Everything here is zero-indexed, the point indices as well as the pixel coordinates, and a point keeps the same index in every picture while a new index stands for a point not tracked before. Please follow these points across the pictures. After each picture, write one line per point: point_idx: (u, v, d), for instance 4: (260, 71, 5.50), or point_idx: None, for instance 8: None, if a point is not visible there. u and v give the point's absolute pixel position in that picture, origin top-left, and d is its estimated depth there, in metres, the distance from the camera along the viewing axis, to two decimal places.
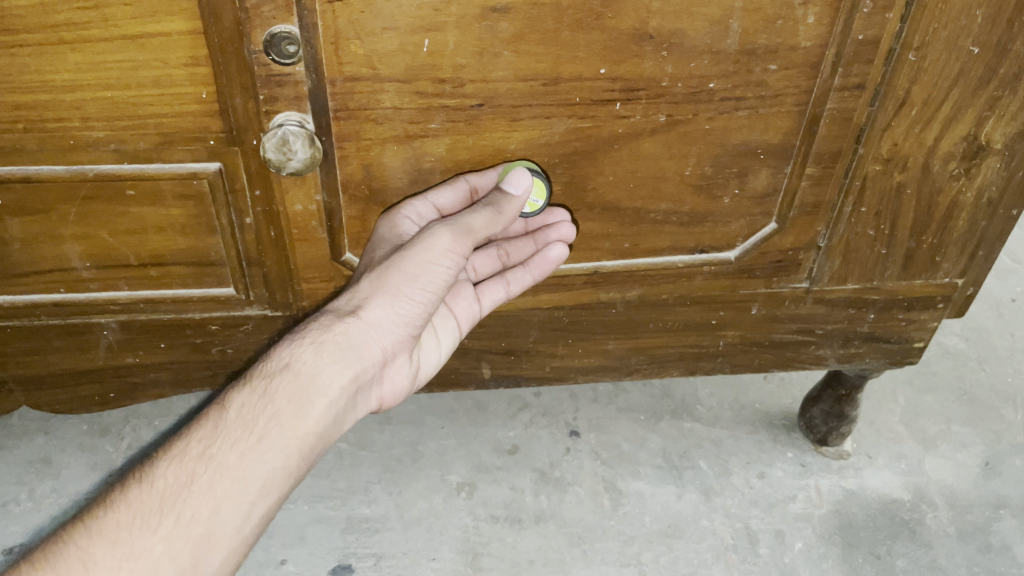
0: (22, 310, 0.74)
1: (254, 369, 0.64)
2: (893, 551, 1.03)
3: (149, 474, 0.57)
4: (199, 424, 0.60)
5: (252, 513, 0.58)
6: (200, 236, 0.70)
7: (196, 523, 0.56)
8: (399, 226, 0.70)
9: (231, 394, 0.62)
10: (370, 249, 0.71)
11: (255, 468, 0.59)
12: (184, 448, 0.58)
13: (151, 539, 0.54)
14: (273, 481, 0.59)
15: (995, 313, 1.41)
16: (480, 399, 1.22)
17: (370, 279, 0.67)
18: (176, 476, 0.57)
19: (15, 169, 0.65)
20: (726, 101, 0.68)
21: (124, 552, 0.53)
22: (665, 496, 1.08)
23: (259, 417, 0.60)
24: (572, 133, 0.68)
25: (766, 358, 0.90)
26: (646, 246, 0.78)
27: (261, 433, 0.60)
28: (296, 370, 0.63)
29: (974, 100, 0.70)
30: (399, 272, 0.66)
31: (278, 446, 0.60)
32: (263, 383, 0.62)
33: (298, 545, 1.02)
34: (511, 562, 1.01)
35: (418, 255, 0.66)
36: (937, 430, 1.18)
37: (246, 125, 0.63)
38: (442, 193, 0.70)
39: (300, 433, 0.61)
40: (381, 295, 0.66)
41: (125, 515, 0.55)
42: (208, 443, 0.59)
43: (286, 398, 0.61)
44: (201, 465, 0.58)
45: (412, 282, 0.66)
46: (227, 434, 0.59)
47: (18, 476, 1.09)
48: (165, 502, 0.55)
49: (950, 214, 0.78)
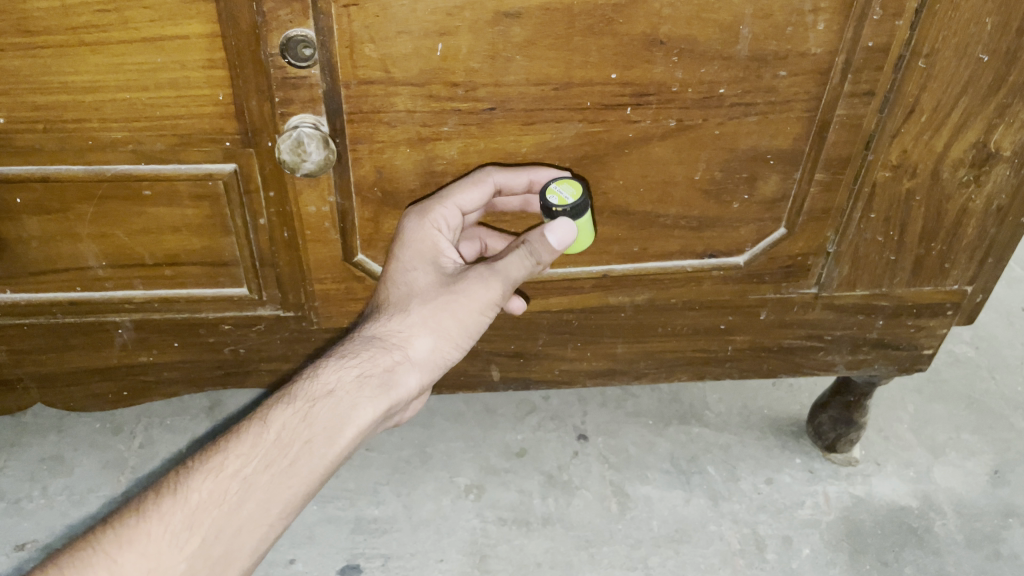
0: (38, 308, 0.75)
1: (298, 388, 0.63)
2: (902, 558, 1.03)
3: (183, 486, 0.58)
4: (237, 438, 0.61)
5: (271, 534, 0.60)
6: (215, 236, 0.71)
7: (220, 543, 0.57)
8: (433, 242, 0.68)
9: (273, 412, 0.62)
10: (403, 260, 0.68)
11: (283, 493, 0.59)
12: (220, 464, 0.59)
13: (176, 556, 0.56)
14: (296, 505, 0.60)
15: (1005, 321, 1.40)
16: (489, 402, 1.23)
17: (417, 312, 0.66)
18: (208, 493, 0.58)
19: (35, 169, 0.66)
20: (736, 106, 0.68)
21: (149, 567, 0.55)
22: (673, 501, 1.09)
23: (296, 442, 0.60)
24: (583, 136, 0.69)
25: (775, 363, 0.90)
26: (655, 250, 0.78)
27: (296, 459, 0.60)
28: (337, 399, 0.62)
29: (983, 108, 0.70)
30: (450, 315, 0.66)
31: (308, 474, 0.60)
32: (305, 406, 0.62)
33: (306, 544, 1.03)
34: (518, 564, 1.01)
35: (469, 305, 0.66)
36: (947, 438, 1.18)
37: (262, 127, 0.64)
38: (467, 193, 0.68)
39: (333, 463, 0.61)
40: (426, 333, 0.66)
41: (156, 528, 0.56)
42: (244, 463, 0.59)
43: (325, 426, 0.61)
44: (232, 485, 0.59)
45: (457, 325, 0.66)
46: (263, 455, 0.60)
47: (31, 473, 1.10)
48: (195, 518, 0.57)
49: (959, 221, 0.78)
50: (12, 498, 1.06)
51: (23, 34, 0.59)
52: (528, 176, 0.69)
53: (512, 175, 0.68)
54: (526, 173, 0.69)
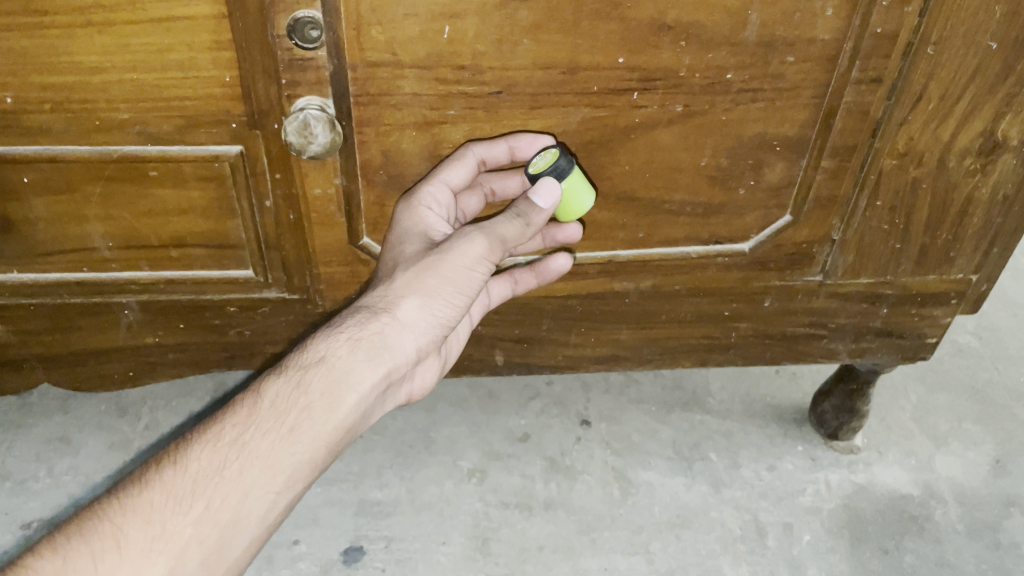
0: (45, 289, 0.75)
1: (290, 360, 0.64)
2: (902, 546, 1.03)
3: (182, 457, 0.59)
4: (234, 410, 0.62)
5: (277, 503, 0.60)
6: (221, 218, 0.72)
7: (225, 509, 0.57)
8: (423, 218, 0.70)
9: (266, 383, 0.63)
10: (393, 238, 0.71)
11: (284, 458, 0.60)
12: (219, 434, 0.60)
13: (181, 522, 0.56)
14: (299, 473, 0.60)
15: (1009, 312, 1.40)
16: (492, 387, 1.23)
17: (403, 277, 0.67)
18: (209, 461, 0.58)
19: (42, 149, 0.66)
20: (743, 92, 0.68)
21: (155, 533, 0.55)
22: (674, 487, 1.09)
23: (291, 408, 0.61)
24: (589, 121, 0.69)
25: (778, 351, 0.90)
26: (659, 236, 0.78)
27: (293, 424, 0.61)
28: (330, 365, 0.63)
29: (991, 96, 0.70)
30: (436, 273, 0.67)
31: (307, 438, 0.61)
32: (298, 374, 0.63)
33: (309, 526, 1.04)
34: (520, 548, 1.02)
35: (456, 260, 0.67)
36: (949, 427, 1.18)
37: (268, 110, 0.64)
38: (451, 169, 0.69)
39: (332, 428, 0.62)
40: (415, 296, 0.67)
41: (158, 497, 0.57)
42: (241, 431, 0.60)
43: (320, 391, 0.62)
44: (233, 452, 0.59)
45: (447, 284, 0.67)
46: (260, 423, 0.61)
47: (37, 452, 1.11)
48: (197, 485, 0.57)
49: (965, 210, 0.78)
50: (19, 477, 1.07)
51: (30, 14, 0.59)
52: (507, 143, 0.69)
53: (491, 145, 0.69)
54: (503, 141, 0.69)
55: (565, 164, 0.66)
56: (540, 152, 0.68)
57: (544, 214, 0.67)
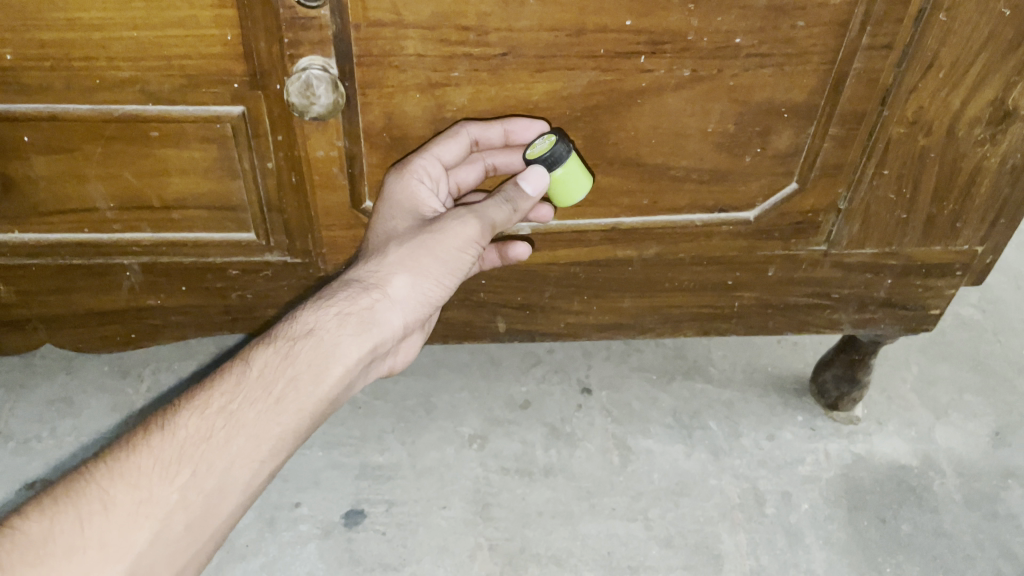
0: (46, 249, 0.75)
1: (279, 330, 0.65)
2: (899, 516, 1.04)
3: (171, 423, 0.59)
4: (222, 377, 0.62)
5: (261, 471, 0.60)
6: (222, 179, 0.71)
7: (211, 476, 0.58)
8: (414, 193, 0.71)
9: (255, 352, 0.63)
10: (383, 211, 0.71)
11: (270, 428, 0.60)
12: (207, 402, 0.60)
13: (168, 488, 0.56)
14: (284, 442, 0.61)
15: (1013, 285, 1.39)
16: (494, 354, 1.23)
17: (395, 253, 0.68)
18: (197, 428, 0.59)
19: (42, 107, 0.65)
20: (752, 57, 0.67)
21: (142, 497, 0.55)
22: (674, 455, 1.10)
23: (279, 378, 0.62)
24: (595, 85, 0.68)
25: (781, 320, 0.90)
26: (664, 203, 0.78)
27: (280, 394, 0.61)
28: (319, 338, 0.64)
29: (1003, 64, 0.69)
30: (430, 252, 0.68)
31: (293, 409, 0.61)
32: (287, 345, 0.63)
33: (311, 489, 1.04)
34: (520, 512, 1.03)
35: (448, 241, 0.68)
36: (949, 399, 1.19)
37: (270, 69, 0.64)
38: (444, 146, 0.70)
39: (318, 399, 0.63)
40: (405, 273, 0.67)
41: (146, 461, 0.57)
42: (229, 399, 0.61)
43: (307, 362, 0.63)
44: (220, 420, 0.60)
45: (437, 263, 0.68)
46: (248, 392, 0.61)
47: (40, 413, 1.11)
48: (185, 451, 0.58)
49: (973, 180, 0.78)
50: (22, 437, 1.08)
51: None
52: (502, 126, 0.70)
53: (486, 126, 0.70)
54: (498, 123, 0.70)
55: (563, 148, 0.67)
56: (538, 137, 0.70)
57: (530, 202, 0.70)
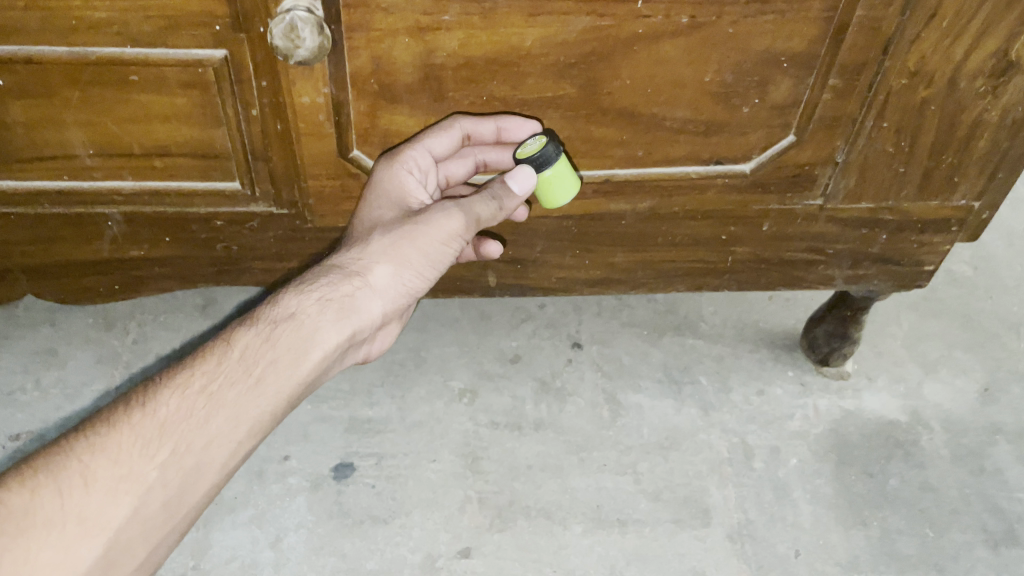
0: (25, 198, 0.73)
1: (257, 315, 0.66)
2: (886, 471, 1.05)
3: (151, 400, 0.59)
4: (201, 358, 0.62)
5: (238, 452, 0.61)
6: (205, 127, 0.69)
7: (190, 454, 0.58)
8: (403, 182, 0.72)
9: (235, 334, 0.64)
10: (371, 199, 0.73)
11: (249, 409, 0.61)
12: (187, 381, 0.60)
13: (148, 465, 0.56)
14: (261, 425, 0.62)
15: (1006, 241, 1.39)
16: (484, 309, 1.22)
17: (376, 243, 0.70)
18: (177, 407, 0.59)
19: (16, 49, 0.63)
20: (752, 4, 0.65)
21: (123, 474, 0.55)
22: (664, 409, 1.10)
23: (259, 361, 0.62)
24: (590, 31, 0.66)
25: (774, 276, 0.89)
26: (659, 155, 0.76)
27: (260, 377, 0.62)
28: (300, 321, 0.65)
29: (1009, 13, 0.67)
30: (413, 245, 0.70)
31: (271, 392, 0.62)
32: (266, 329, 0.64)
33: (300, 442, 1.04)
34: (509, 466, 1.03)
35: (432, 234, 0.70)
36: (939, 355, 1.19)
37: (253, 11, 0.61)
38: (437, 138, 0.71)
39: (295, 383, 0.63)
40: (383, 264, 0.69)
41: (126, 438, 0.57)
42: (209, 379, 0.61)
43: (287, 347, 0.64)
44: (200, 400, 0.60)
45: (419, 255, 0.70)
46: (228, 373, 0.61)
47: (24, 365, 1.10)
48: (166, 430, 0.58)
49: (972, 134, 0.76)
50: (7, 389, 1.07)
51: None
52: (495, 122, 0.72)
53: (479, 122, 0.71)
54: (492, 120, 0.72)
55: (552, 150, 0.69)
56: (530, 136, 0.71)
57: (517, 199, 0.71)
